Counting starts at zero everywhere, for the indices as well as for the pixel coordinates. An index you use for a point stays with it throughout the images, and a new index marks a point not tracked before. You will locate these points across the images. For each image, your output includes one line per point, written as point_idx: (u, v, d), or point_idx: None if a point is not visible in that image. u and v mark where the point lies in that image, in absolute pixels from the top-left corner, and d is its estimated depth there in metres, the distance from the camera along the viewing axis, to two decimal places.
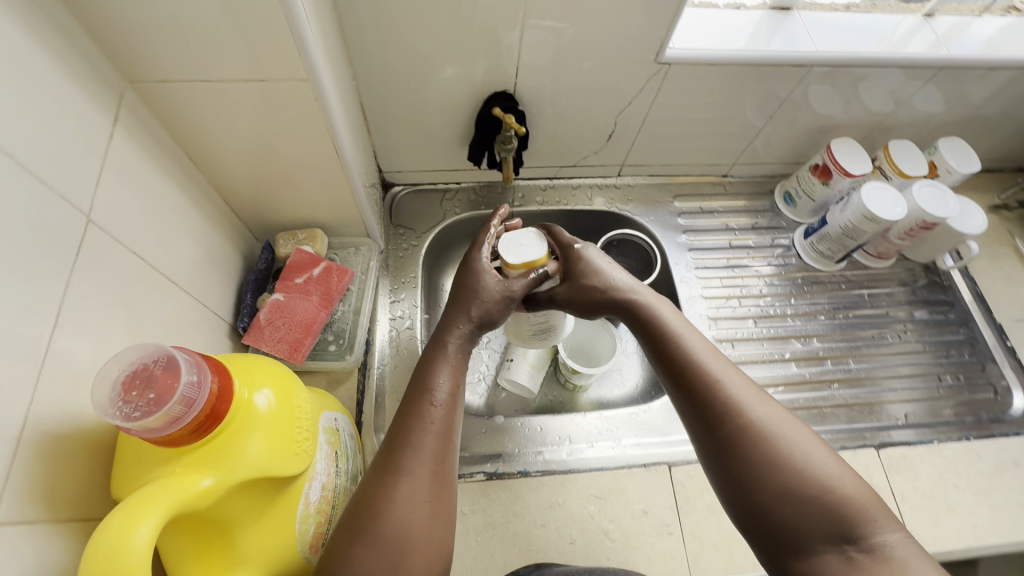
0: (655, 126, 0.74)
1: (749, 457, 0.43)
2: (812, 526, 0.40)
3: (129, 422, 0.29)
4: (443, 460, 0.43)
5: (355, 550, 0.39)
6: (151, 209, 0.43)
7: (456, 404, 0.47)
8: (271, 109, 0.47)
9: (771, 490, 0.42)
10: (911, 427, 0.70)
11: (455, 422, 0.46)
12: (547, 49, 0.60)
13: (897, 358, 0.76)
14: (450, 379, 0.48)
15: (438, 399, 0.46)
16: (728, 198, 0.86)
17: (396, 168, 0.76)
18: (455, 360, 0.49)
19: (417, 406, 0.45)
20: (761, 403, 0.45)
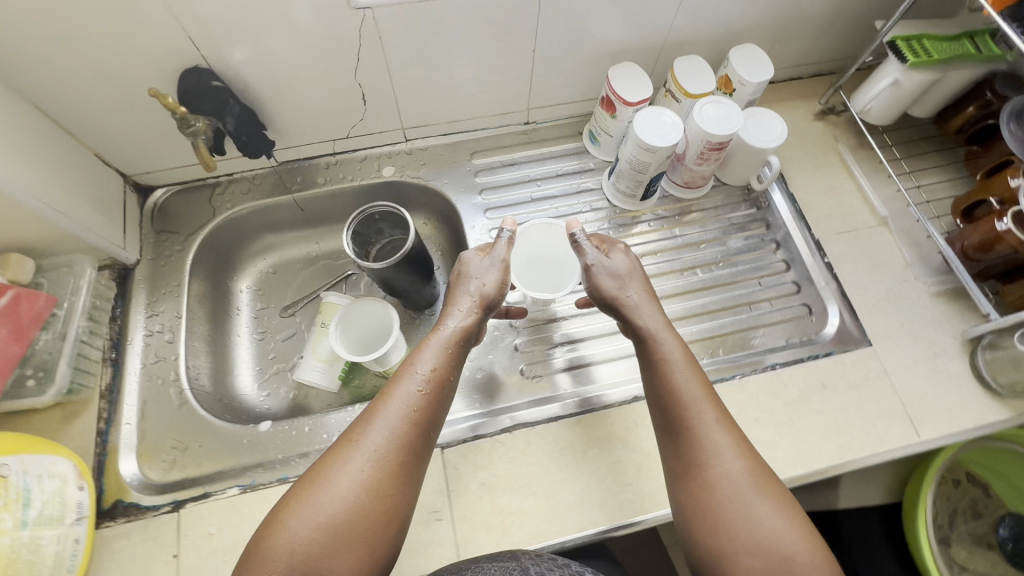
0: (410, 81, 0.67)
1: (694, 450, 0.47)
2: (718, 543, 0.43)
3: None
4: (411, 445, 0.47)
5: (301, 511, 0.43)
6: None
7: (436, 397, 0.49)
8: None
9: (705, 501, 0.45)
10: (785, 349, 0.67)
11: (431, 410, 0.49)
12: (222, 15, 0.53)
13: (773, 278, 0.72)
14: (439, 363, 0.51)
15: (418, 381, 0.49)
16: (532, 147, 0.79)
17: (143, 169, 0.69)
18: (441, 347, 0.52)
19: (394, 384, 0.49)
20: (720, 431, 0.47)
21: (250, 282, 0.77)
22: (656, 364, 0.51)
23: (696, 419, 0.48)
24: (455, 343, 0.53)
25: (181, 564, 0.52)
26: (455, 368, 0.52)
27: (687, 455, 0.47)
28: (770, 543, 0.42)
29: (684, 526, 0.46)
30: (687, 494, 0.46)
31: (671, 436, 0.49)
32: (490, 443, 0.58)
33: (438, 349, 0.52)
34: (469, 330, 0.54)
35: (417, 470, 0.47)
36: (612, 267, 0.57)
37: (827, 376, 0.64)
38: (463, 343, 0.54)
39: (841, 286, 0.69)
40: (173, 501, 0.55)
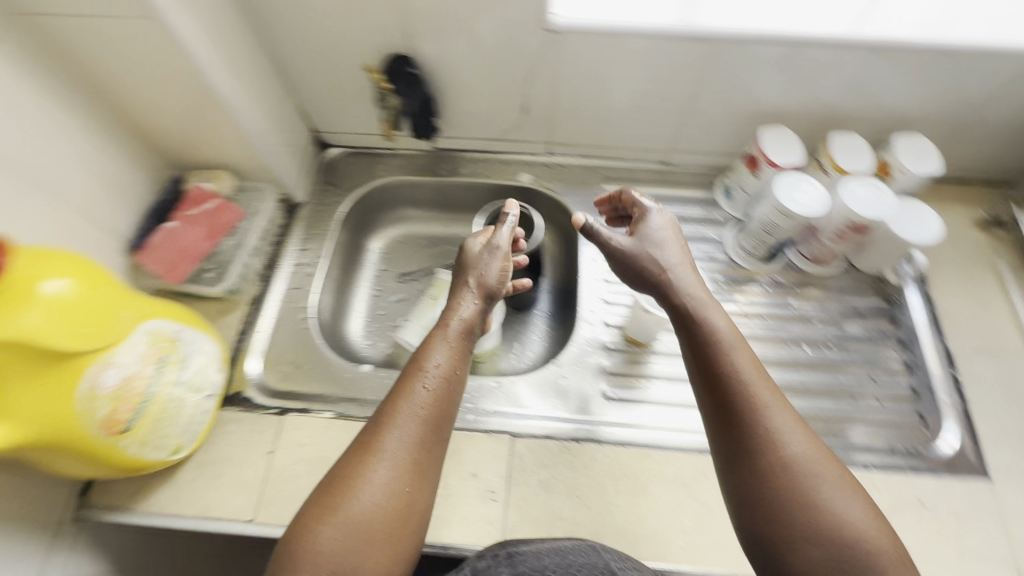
0: (571, 102, 0.72)
1: (758, 437, 0.44)
2: (789, 528, 0.42)
3: None
4: (427, 443, 0.49)
5: (326, 513, 0.45)
6: (29, 124, 0.50)
7: (448, 390, 0.52)
8: (142, 49, 0.52)
9: (762, 489, 0.43)
10: (894, 454, 0.62)
11: (444, 404, 0.52)
12: (437, 18, 0.62)
13: (897, 377, 0.67)
14: (449, 356, 0.54)
15: (430, 379, 0.52)
16: (664, 187, 0.81)
17: (328, 129, 0.81)
18: (452, 339, 0.56)
19: (406, 384, 0.51)
20: (780, 410, 0.45)
21: (380, 243, 0.87)
22: (705, 342, 0.49)
23: (751, 401, 0.46)
24: (466, 338, 0.56)
25: (273, 461, 0.60)
26: (464, 359, 0.56)
27: (750, 445, 0.44)
28: (840, 523, 0.41)
29: (746, 515, 0.44)
30: (751, 480, 0.44)
31: (721, 424, 0.46)
32: (558, 446, 0.61)
33: (450, 340, 0.55)
34: (472, 319, 0.58)
35: (434, 461, 0.50)
36: (651, 238, 0.58)
37: (928, 495, 0.58)
38: (467, 334, 0.58)
39: (965, 406, 0.64)
40: (280, 406, 0.64)
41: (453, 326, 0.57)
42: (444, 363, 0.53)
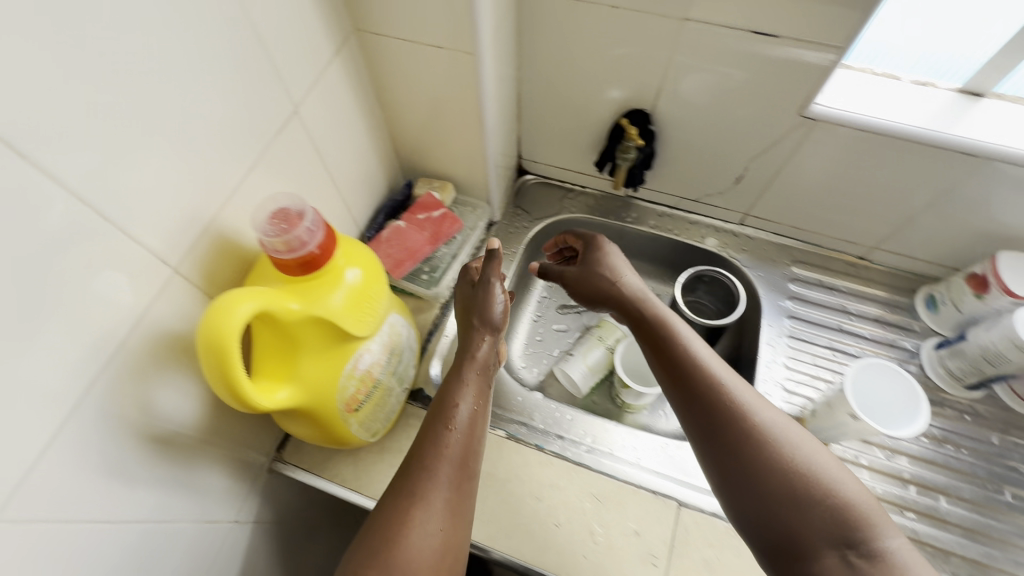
0: (791, 183, 0.72)
1: (745, 416, 0.47)
2: (773, 488, 0.43)
3: (265, 236, 0.41)
4: (459, 483, 0.51)
5: (370, 562, 0.44)
6: (335, 122, 0.57)
7: (473, 428, 0.55)
8: (440, 73, 0.58)
9: (740, 454, 0.45)
10: None
11: (473, 440, 0.55)
12: (693, 85, 0.64)
13: None
14: (473, 398, 0.57)
15: (456, 422, 0.54)
16: (857, 282, 0.78)
17: (533, 157, 0.85)
18: (476, 383, 0.58)
19: (437, 429, 0.53)
20: (742, 387, 0.49)
21: None
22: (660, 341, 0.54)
23: (711, 382, 0.49)
24: (484, 378, 0.59)
25: None
26: (483, 399, 0.59)
27: (721, 421, 0.47)
28: (834, 491, 0.42)
29: (747, 497, 0.44)
30: (732, 455, 0.46)
31: (686, 405, 0.50)
32: (724, 528, 0.59)
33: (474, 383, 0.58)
34: (486, 357, 0.62)
35: (470, 497, 0.52)
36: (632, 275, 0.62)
37: None
38: (483, 374, 0.61)
39: None
40: None
41: (475, 363, 0.60)
42: (467, 407, 0.56)
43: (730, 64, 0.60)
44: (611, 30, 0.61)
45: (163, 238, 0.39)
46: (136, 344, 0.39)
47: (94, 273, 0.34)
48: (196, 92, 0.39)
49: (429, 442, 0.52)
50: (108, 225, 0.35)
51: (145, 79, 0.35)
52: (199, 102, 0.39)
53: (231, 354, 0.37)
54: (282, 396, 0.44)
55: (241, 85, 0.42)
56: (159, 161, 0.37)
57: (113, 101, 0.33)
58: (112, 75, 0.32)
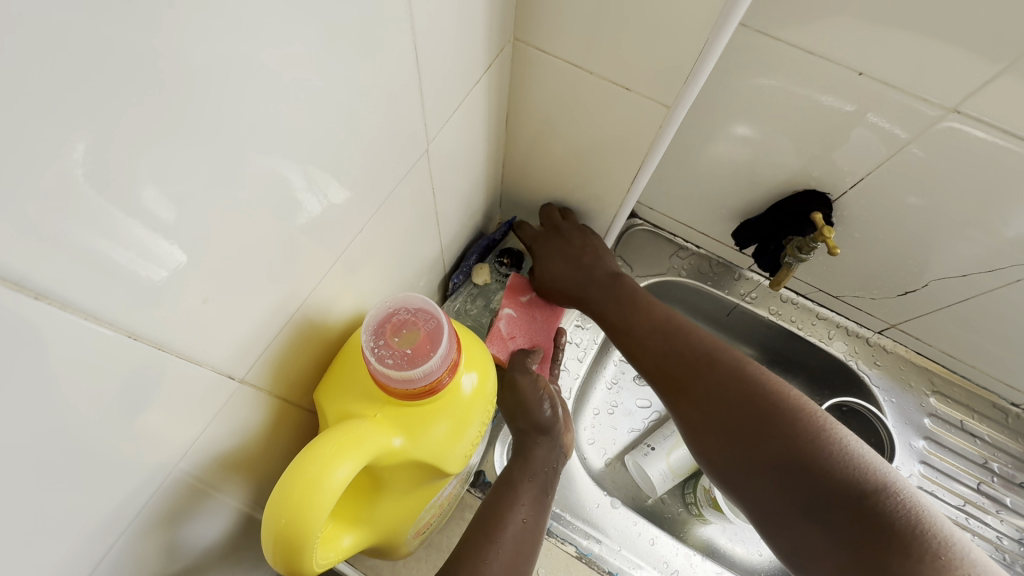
0: (972, 311, 0.59)
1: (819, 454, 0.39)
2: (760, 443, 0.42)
3: (379, 361, 0.29)
4: None
5: None
6: (459, 151, 0.44)
7: (523, 545, 0.41)
8: (605, 113, 0.44)
9: (728, 420, 0.44)
10: None
11: (523, 558, 0.40)
12: (905, 180, 0.50)
13: None
14: (524, 509, 0.43)
15: (504, 535, 0.41)
16: (1003, 433, 0.66)
17: (649, 204, 0.71)
18: (530, 491, 0.45)
19: (479, 542, 0.40)
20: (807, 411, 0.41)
21: None
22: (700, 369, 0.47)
23: (691, 352, 0.48)
24: (543, 484, 0.46)
25: None
26: (539, 513, 0.44)
27: (696, 382, 0.47)
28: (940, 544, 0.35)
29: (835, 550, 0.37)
30: (731, 426, 0.44)
31: (674, 387, 0.48)
32: None
33: (521, 489, 0.44)
34: (542, 463, 0.48)
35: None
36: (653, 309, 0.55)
37: None
38: (539, 488, 0.46)
39: None
40: None
41: (531, 469, 0.46)
42: (519, 518, 0.42)
43: (974, 173, 0.46)
44: (826, 95, 0.47)
45: (246, 338, 0.27)
46: (181, 479, 0.27)
47: (174, 385, 0.24)
48: (330, 131, 0.26)
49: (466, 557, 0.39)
50: (198, 322, 0.23)
51: (270, 120, 0.22)
52: (328, 146, 0.27)
53: (309, 539, 0.25)
54: (346, 547, 0.32)
55: (379, 117, 0.30)
56: (270, 230, 0.25)
57: (223, 157, 0.21)
58: (230, 123, 0.20)
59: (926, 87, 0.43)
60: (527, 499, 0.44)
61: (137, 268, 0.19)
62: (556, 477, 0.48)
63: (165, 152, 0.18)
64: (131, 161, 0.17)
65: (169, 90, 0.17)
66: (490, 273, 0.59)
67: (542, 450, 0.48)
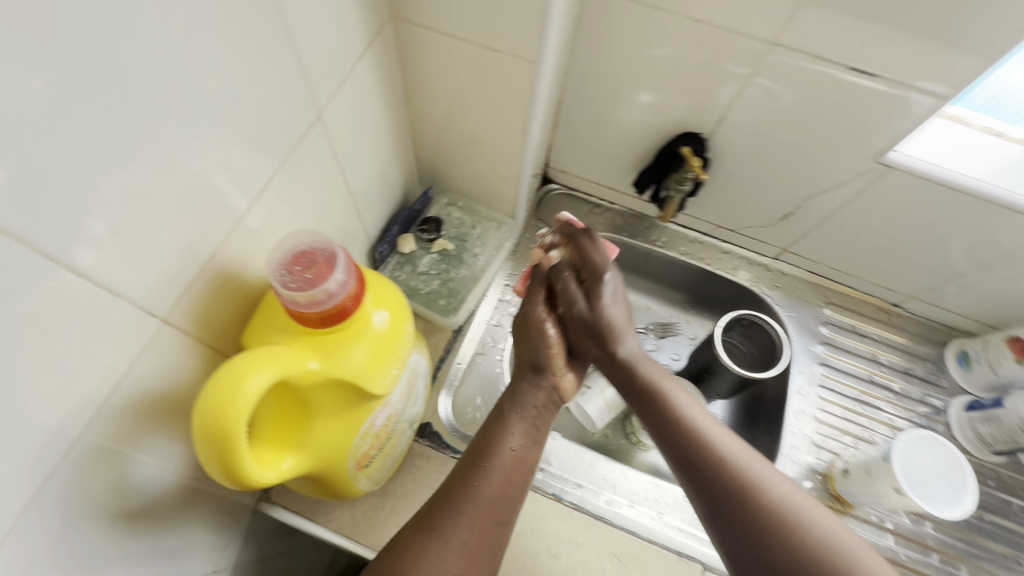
0: (840, 225, 0.67)
1: (734, 468, 0.46)
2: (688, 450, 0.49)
3: (281, 287, 0.33)
4: (499, 511, 0.48)
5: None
6: (358, 123, 0.48)
7: (515, 468, 0.51)
8: (484, 75, 0.49)
9: (666, 431, 0.51)
10: None
11: (510, 486, 0.49)
12: (758, 113, 0.58)
13: None
14: (518, 439, 0.52)
15: (497, 459, 0.50)
16: (888, 330, 0.75)
17: (561, 167, 0.78)
18: (520, 425, 0.53)
19: (471, 470, 0.49)
20: (729, 438, 0.48)
21: None
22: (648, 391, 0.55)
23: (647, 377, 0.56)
24: (533, 420, 0.54)
25: None
26: (534, 438, 0.54)
27: (645, 397, 0.55)
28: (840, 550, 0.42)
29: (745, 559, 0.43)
30: (667, 436, 0.51)
31: (639, 398, 0.56)
32: None
33: (519, 415, 0.54)
34: (543, 397, 0.57)
35: (497, 545, 0.47)
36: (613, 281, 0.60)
37: None
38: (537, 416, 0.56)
39: None
40: None
41: (520, 404, 0.55)
42: (514, 444, 0.52)
43: (806, 98, 0.54)
44: (679, 44, 0.55)
45: (160, 280, 0.31)
46: (118, 409, 0.31)
47: (88, 310, 0.28)
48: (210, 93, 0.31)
49: (457, 481, 0.48)
50: (101, 249, 0.27)
51: (147, 80, 0.27)
52: (209, 107, 0.31)
53: (234, 441, 0.30)
54: (286, 469, 0.37)
55: (261, 84, 0.34)
56: (164, 174, 0.30)
57: (107, 109, 0.25)
58: (110, 79, 0.25)
59: (750, 26, 0.50)
60: (523, 427, 0.53)
61: (41, 260, 0.24)
62: (548, 413, 0.57)
63: (42, 111, 0.22)
64: (11, 112, 0.21)
65: (42, 50, 0.22)
66: (415, 242, 0.63)
67: (532, 390, 0.57)
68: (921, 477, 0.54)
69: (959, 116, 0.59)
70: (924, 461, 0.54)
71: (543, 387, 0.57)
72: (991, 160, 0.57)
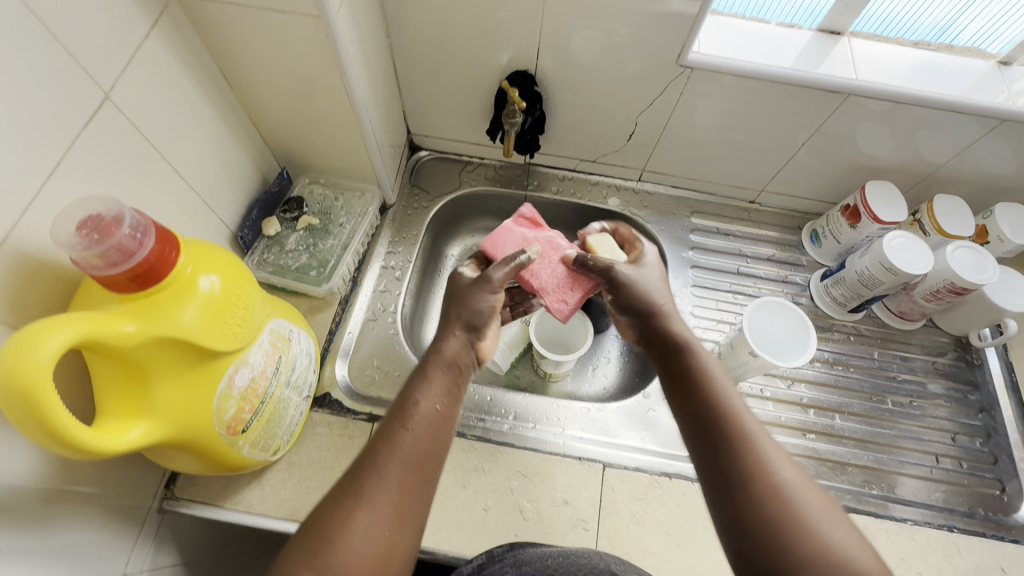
0: (680, 135, 0.73)
1: (767, 471, 0.39)
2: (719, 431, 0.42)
3: (71, 251, 0.34)
4: (421, 466, 0.43)
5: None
6: (171, 108, 0.49)
7: (433, 427, 0.45)
8: (288, 39, 0.51)
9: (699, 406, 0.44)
10: (950, 511, 0.62)
11: (435, 442, 0.44)
12: (570, 39, 0.62)
13: (959, 437, 0.68)
14: (437, 396, 0.47)
15: (414, 421, 0.44)
16: (751, 225, 0.82)
17: (425, 133, 0.81)
18: (441, 382, 0.47)
19: (392, 428, 0.43)
20: (751, 416, 0.43)
21: (457, 251, 0.86)
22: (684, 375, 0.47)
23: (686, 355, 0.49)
24: (456, 376, 0.49)
25: None
26: (451, 399, 0.48)
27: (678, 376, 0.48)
28: (838, 547, 0.36)
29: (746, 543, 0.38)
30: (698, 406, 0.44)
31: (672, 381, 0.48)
32: (648, 480, 0.60)
33: (444, 369, 0.48)
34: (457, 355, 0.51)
35: (424, 503, 0.42)
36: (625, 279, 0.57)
37: (1009, 561, 0.57)
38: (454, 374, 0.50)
39: None
40: (369, 412, 0.63)
41: (443, 361, 0.49)
42: (430, 404, 0.46)
43: (603, 14, 0.59)
44: None
45: None
46: None
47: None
48: None
49: (384, 439, 0.42)
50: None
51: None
52: None
53: (38, 401, 0.31)
54: (135, 438, 0.38)
55: (23, 67, 0.35)
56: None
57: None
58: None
59: None
60: (443, 383, 0.48)
61: None
62: (469, 375, 0.51)
63: None
64: None
65: None
66: (279, 223, 0.65)
67: (459, 343, 0.51)
68: (769, 344, 0.60)
69: (735, 14, 0.67)
70: (765, 325, 0.61)
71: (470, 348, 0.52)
72: (779, 47, 0.64)
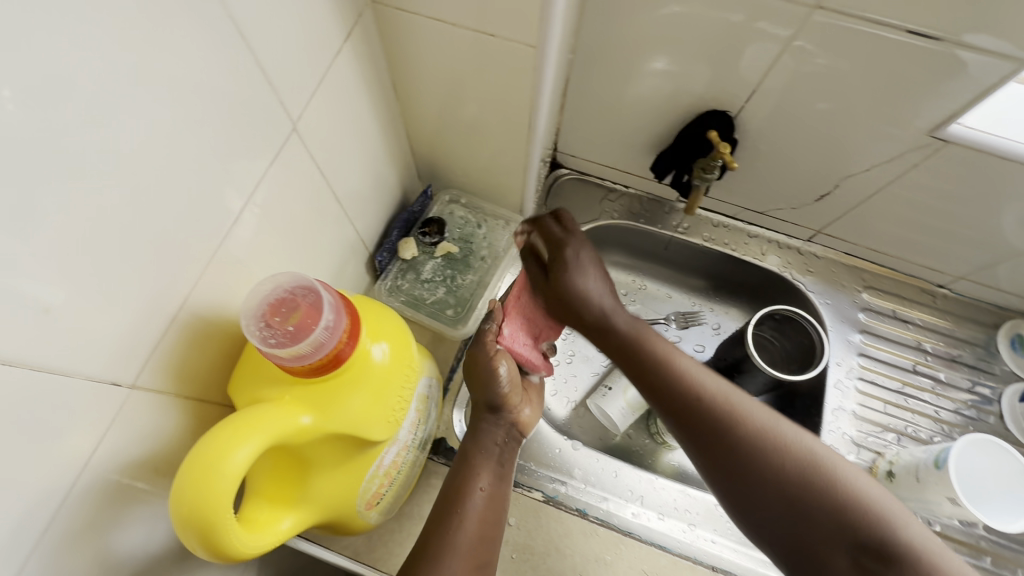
0: (885, 205, 0.61)
1: (755, 441, 0.40)
2: (702, 418, 0.41)
3: (263, 345, 0.28)
4: (480, 550, 0.41)
5: None
6: (343, 127, 0.43)
7: (485, 507, 0.43)
8: (484, 64, 0.43)
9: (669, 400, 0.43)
10: None
11: (488, 525, 0.42)
12: (795, 82, 0.51)
13: None
14: (483, 478, 0.45)
15: (466, 505, 0.42)
16: (935, 314, 0.69)
17: (572, 152, 0.72)
18: (487, 461, 0.46)
19: (442, 515, 0.42)
20: (761, 414, 0.41)
21: None
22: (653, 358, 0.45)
23: (647, 347, 0.46)
24: (500, 456, 0.47)
25: None
26: (500, 476, 0.46)
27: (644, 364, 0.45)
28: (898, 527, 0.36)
29: (796, 541, 0.37)
30: (670, 399, 0.43)
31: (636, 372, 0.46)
32: None
33: (489, 454, 0.46)
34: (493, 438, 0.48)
35: None
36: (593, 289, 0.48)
37: None
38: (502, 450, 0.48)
39: None
40: None
41: (481, 446, 0.47)
42: (480, 487, 0.44)
43: (853, 62, 0.47)
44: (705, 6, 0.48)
45: (130, 341, 0.27)
46: (96, 494, 0.28)
47: (42, 396, 0.24)
48: (163, 119, 0.26)
49: (432, 525, 0.41)
50: (51, 320, 0.23)
51: (69, 100, 0.21)
52: (166, 134, 0.26)
53: (218, 524, 0.26)
54: (286, 529, 0.33)
55: (225, 95, 0.29)
56: (121, 217, 0.25)
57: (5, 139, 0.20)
58: (15, 96, 0.19)
59: None
60: (489, 467, 0.46)
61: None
62: (514, 449, 0.49)
63: None
64: None
65: None
66: (416, 246, 0.59)
67: (492, 427, 0.49)
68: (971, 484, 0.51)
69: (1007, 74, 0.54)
70: (971, 461, 0.51)
71: (503, 424, 0.49)
72: None
